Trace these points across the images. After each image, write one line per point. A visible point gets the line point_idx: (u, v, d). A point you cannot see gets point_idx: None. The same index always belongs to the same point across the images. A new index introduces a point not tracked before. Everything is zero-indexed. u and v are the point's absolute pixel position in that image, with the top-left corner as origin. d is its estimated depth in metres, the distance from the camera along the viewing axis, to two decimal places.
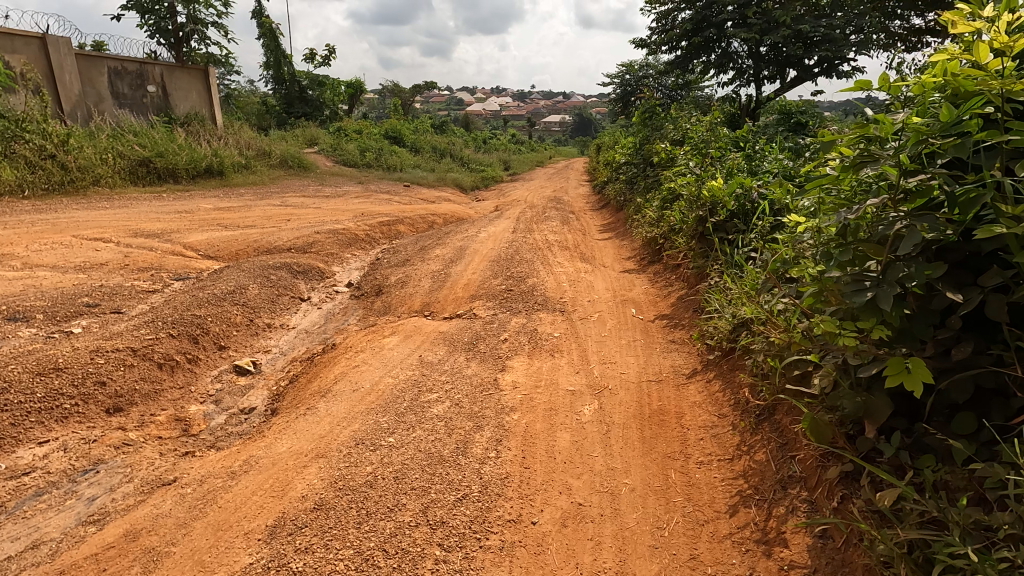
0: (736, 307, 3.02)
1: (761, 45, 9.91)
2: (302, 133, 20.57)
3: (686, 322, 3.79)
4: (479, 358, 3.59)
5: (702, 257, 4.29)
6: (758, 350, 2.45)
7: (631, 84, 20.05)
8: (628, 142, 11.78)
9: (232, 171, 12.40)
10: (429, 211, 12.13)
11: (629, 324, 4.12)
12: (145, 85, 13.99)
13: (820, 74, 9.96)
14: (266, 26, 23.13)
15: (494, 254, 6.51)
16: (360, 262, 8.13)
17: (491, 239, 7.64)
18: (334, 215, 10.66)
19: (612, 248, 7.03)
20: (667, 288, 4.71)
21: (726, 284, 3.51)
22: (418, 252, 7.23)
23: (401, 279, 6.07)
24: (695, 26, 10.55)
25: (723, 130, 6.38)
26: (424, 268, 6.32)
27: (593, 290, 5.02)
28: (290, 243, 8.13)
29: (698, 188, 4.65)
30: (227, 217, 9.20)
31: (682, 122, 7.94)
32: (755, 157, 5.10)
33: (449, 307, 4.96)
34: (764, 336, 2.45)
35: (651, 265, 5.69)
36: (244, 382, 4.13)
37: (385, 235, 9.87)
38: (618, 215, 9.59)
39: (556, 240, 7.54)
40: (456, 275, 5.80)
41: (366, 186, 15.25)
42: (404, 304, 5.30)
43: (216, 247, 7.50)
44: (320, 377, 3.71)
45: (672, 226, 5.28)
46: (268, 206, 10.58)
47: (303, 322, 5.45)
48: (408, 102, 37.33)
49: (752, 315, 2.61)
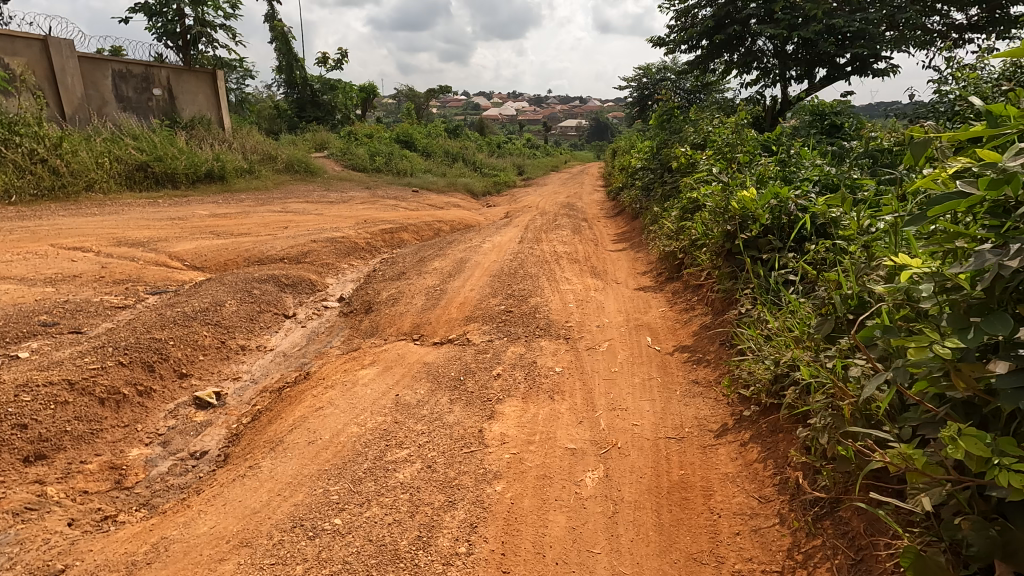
0: (779, 351, 2.45)
1: (788, 42, 9.26)
2: (312, 137, 20.30)
3: (712, 359, 3.20)
4: (465, 400, 3.03)
5: (728, 279, 3.71)
6: (817, 420, 1.89)
7: (648, 87, 19.44)
8: (644, 147, 11.19)
9: (234, 176, 12.06)
10: (435, 218, 11.66)
11: (644, 357, 3.53)
12: (150, 88, 13.76)
13: (853, 73, 9.27)
14: (278, 30, 23.00)
15: (497, 268, 5.97)
16: (356, 273, 7.65)
17: (495, 250, 7.11)
18: (335, 222, 10.22)
19: (627, 262, 6.44)
20: (688, 312, 4.12)
21: (763, 317, 2.93)
22: (416, 264, 6.73)
23: (393, 295, 5.55)
24: (717, 23, 9.94)
25: (749, 133, 5.78)
26: (420, 282, 5.81)
27: (603, 312, 4.45)
28: (283, 252, 7.69)
29: (724, 197, 4.05)
30: (221, 224, 8.82)
31: (704, 125, 7.33)
32: (790, 162, 4.50)
33: (440, 330, 4.43)
34: (827, 406, 1.89)
35: (669, 282, 5.10)
36: (202, 417, 3.62)
37: (386, 244, 9.41)
38: (634, 224, 8.99)
39: (566, 251, 6.99)
40: (453, 291, 5.27)
41: (374, 192, 14.84)
42: (393, 325, 4.79)
43: (204, 257, 7.09)
44: (281, 417, 3.19)
45: (694, 239, 4.71)
46: (267, 213, 10.19)
47: (284, 342, 4.96)
48: (423, 106, 37.12)
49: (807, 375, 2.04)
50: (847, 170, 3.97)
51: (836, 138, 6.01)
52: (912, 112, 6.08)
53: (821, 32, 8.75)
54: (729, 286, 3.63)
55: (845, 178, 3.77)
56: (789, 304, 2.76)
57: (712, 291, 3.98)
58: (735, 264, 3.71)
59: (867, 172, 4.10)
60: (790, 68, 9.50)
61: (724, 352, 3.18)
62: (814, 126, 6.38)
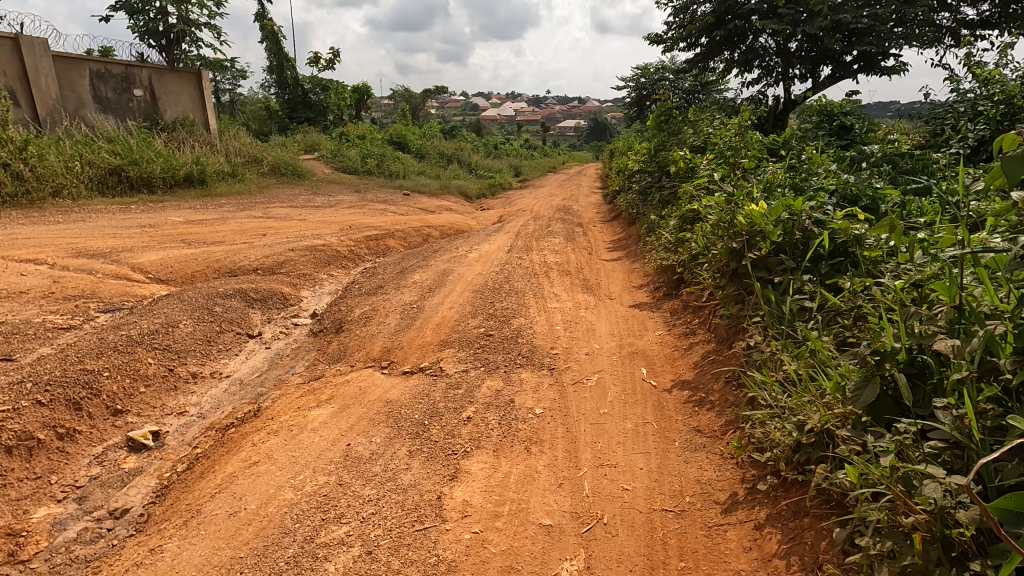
0: (806, 414, 2.00)
1: (791, 39, 8.83)
2: (302, 139, 19.85)
3: (717, 399, 2.75)
4: (427, 453, 2.58)
5: (734, 303, 3.26)
6: (869, 541, 1.51)
7: (646, 87, 19.07)
8: (642, 149, 10.75)
9: (215, 180, 11.62)
10: (424, 223, 11.21)
11: (638, 395, 3.08)
12: (131, 88, 13.30)
13: (860, 71, 8.83)
14: (269, 29, 22.56)
15: (480, 282, 5.53)
16: (335, 284, 7.20)
17: (481, 260, 6.67)
18: (318, 228, 9.76)
19: (622, 274, 5.99)
20: (689, 337, 3.67)
21: (778, 357, 2.49)
22: (396, 276, 6.27)
23: (365, 313, 5.10)
24: (717, 19, 9.50)
25: (754, 135, 5.34)
26: (398, 298, 5.36)
27: (594, 336, 4.00)
28: (257, 262, 7.23)
29: (728, 207, 3.57)
30: (195, 232, 8.38)
31: (704, 126, 6.88)
32: (801, 167, 4.05)
33: (412, 357, 3.97)
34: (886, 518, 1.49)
35: (667, 300, 4.66)
36: (131, 464, 3.17)
37: (370, 251, 8.96)
38: (631, 231, 8.53)
39: (557, 262, 6.55)
40: (431, 310, 4.82)
41: (363, 195, 14.37)
42: (362, 349, 4.34)
43: (170, 269, 6.64)
44: (213, 470, 2.74)
45: (694, 254, 4.27)
46: (247, 219, 9.75)
47: (243, 368, 4.50)
48: (419, 106, 36.66)
49: (853, 475, 1.61)
50: (865, 178, 3.55)
51: (845, 143, 5.59)
52: (928, 113, 5.64)
53: (826, 29, 8.31)
54: (736, 311, 3.17)
55: (866, 191, 3.34)
56: (813, 346, 2.33)
57: (716, 315, 3.53)
58: (742, 286, 3.25)
59: (887, 179, 3.67)
60: (794, 66, 9.06)
61: (731, 391, 2.73)
62: (821, 129, 5.95)
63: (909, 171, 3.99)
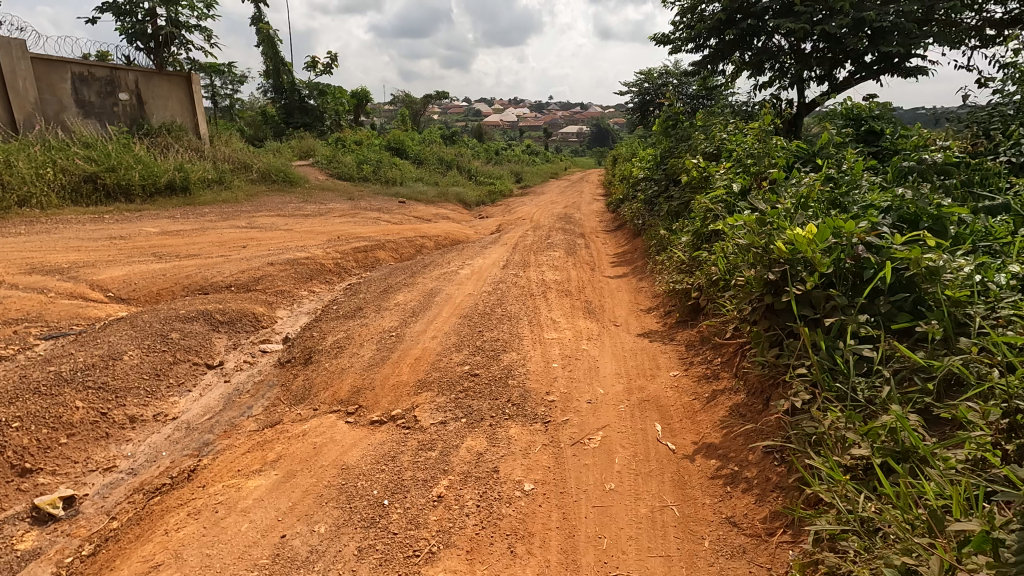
0: (915, 554, 1.41)
1: (807, 39, 8.26)
2: (297, 145, 19.38)
3: (756, 478, 2.15)
4: (380, 554, 1.99)
5: (769, 345, 2.67)
6: None
7: (650, 92, 18.58)
8: (647, 155, 10.17)
9: (199, 187, 11.09)
10: (418, 233, 10.66)
11: (652, 462, 2.48)
12: (116, 92, 12.82)
13: (881, 72, 8.24)
14: (265, 32, 22.13)
15: (470, 304, 4.95)
16: (315, 303, 6.62)
17: (473, 277, 6.09)
18: (304, 239, 9.20)
19: (629, 296, 5.40)
20: (712, 382, 3.07)
21: (844, 436, 1.88)
22: (378, 296, 5.70)
23: (339, 343, 4.51)
24: (728, 18, 8.94)
25: (777, 139, 4.76)
26: (377, 323, 4.78)
27: (597, 376, 3.40)
28: (230, 278, 6.65)
29: (760, 226, 2.91)
30: (168, 243, 7.83)
31: (717, 132, 6.30)
32: (841, 177, 3.44)
33: (383, 402, 3.37)
34: None
35: (680, 331, 4.08)
36: (29, 543, 2.60)
37: (357, 264, 8.40)
38: (637, 244, 7.94)
39: (556, 279, 5.97)
40: (411, 340, 4.23)
41: (356, 203, 13.85)
42: (329, 388, 3.76)
43: (133, 286, 6.09)
44: (112, 567, 2.16)
45: (714, 280, 3.67)
46: (228, 229, 9.20)
47: (192, 409, 3.91)
48: (419, 111, 36.21)
49: None
50: (924, 191, 2.94)
51: (875, 150, 5.03)
52: (969, 117, 5.05)
53: (847, 27, 7.72)
54: (772, 358, 2.57)
55: (933, 211, 2.72)
56: (898, 426, 1.75)
57: (746, 357, 2.93)
58: (781, 326, 2.64)
59: (950, 195, 3.07)
60: (810, 68, 8.49)
61: (772, 468, 2.14)
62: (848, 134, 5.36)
63: (969, 183, 3.40)
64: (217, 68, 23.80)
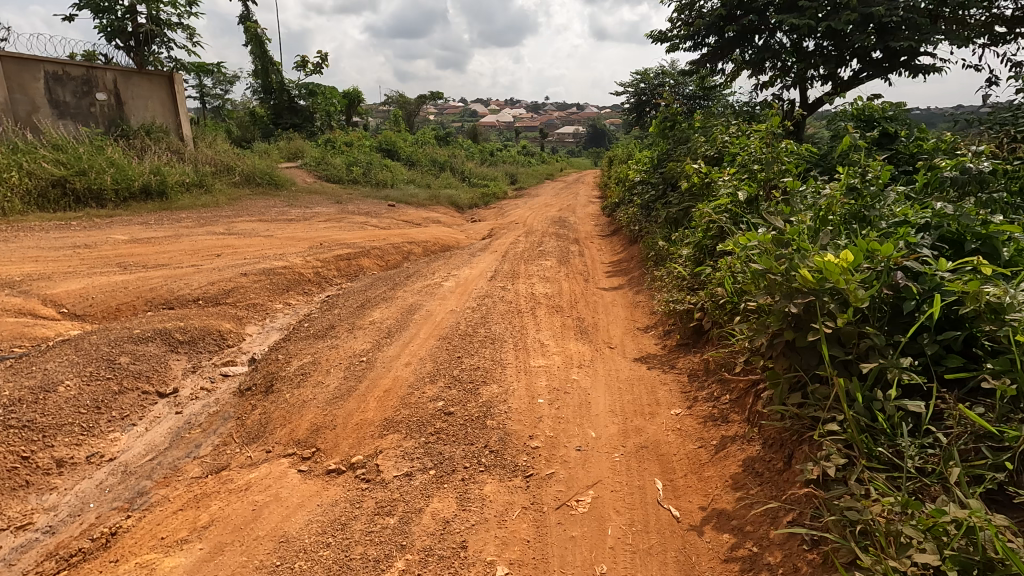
0: None
1: (811, 36, 7.88)
2: (285, 146, 18.93)
3: (781, 566, 1.74)
4: None
5: (789, 389, 2.27)
6: None
7: (646, 93, 18.21)
8: (643, 158, 9.77)
9: (177, 191, 10.65)
10: (406, 238, 10.25)
11: (653, 534, 2.07)
12: (93, 92, 12.34)
13: (888, 71, 7.85)
14: (253, 31, 21.63)
15: (451, 323, 4.54)
16: (289, 318, 6.18)
17: (458, 290, 5.67)
18: (284, 247, 8.75)
19: (625, 313, 4.98)
20: (720, 425, 2.66)
21: (901, 529, 1.48)
22: (354, 312, 5.27)
23: (304, 368, 4.07)
24: (728, 14, 8.56)
25: (786, 143, 4.36)
26: (349, 345, 4.34)
27: (589, 415, 2.97)
28: (198, 291, 6.20)
29: (776, 246, 2.47)
30: (137, 252, 7.38)
31: (719, 134, 5.90)
32: (866, 186, 3.01)
33: (343, 446, 2.94)
34: None
35: (682, 357, 3.67)
36: None
37: (339, 273, 7.98)
38: (633, 252, 7.53)
39: (546, 292, 5.57)
40: (383, 367, 3.80)
41: (343, 206, 13.41)
42: (287, 425, 3.33)
43: (91, 301, 5.65)
44: None
45: (722, 304, 3.26)
46: (204, 235, 8.76)
47: (133, 448, 3.47)
48: (413, 111, 35.69)
49: None
50: (966, 204, 2.53)
51: (890, 155, 4.65)
52: (993, 117, 4.66)
53: (854, 23, 7.34)
54: (794, 407, 2.16)
55: (981, 229, 2.30)
56: (976, 525, 1.35)
57: (762, 399, 2.52)
58: (806, 367, 2.22)
59: (994, 207, 2.65)
60: (814, 67, 8.10)
61: (801, 554, 1.73)
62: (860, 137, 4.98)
63: (1010, 192, 2.99)
64: (204, 67, 23.28)
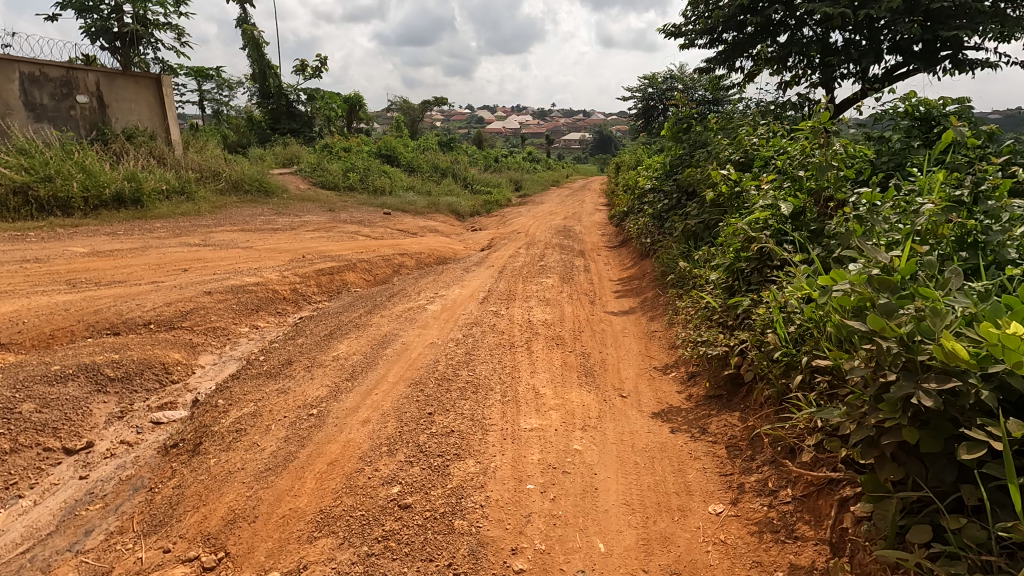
0: None
1: (844, 28, 7.09)
2: (281, 152, 18.30)
3: None
4: None
5: (902, 513, 1.49)
6: None
7: (655, 97, 17.43)
8: (654, 164, 8.99)
9: (154, 198, 9.97)
10: (398, 249, 9.49)
11: None
12: (73, 94, 11.70)
13: (932, 66, 7.01)
14: (249, 33, 21.06)
15: (428, 362, 3.75)
16: (253, 344, 5.41)
17: (443, 315, 4.89)
18: (262, 260, 8.00)
19: (639, 348, 4.16)
20: (785, 542, 1.85)
21: None
22: (320, 342, 4.50)
23: (242, 419, 3.28)
24: (749, 6, 7.79)
25: (840, 142, 3.56)
26: (302, 389, 3.55)
27: (595, 512, 2.17)
28: (150, 313, 5.44)
29: (877, 288, 1.67)
30: (94, 267, 6.66)
31: (746, 135, 5.11)
32: (975, 200, 2.22)
33: (258, 553, 2.15)
34: None
35: (714, 417, 2.86)
36: None
37: (319, 290, 7.22)
38: (645, 268, 6.72)
39: (546, 319, 4.78)
40: (334, 424, 3.00)
41: (336, 214, 12.71)
42: (198, 509, 2.54)
43: (21, 326, 4.91)
44: None
45: (773, 354, 2.47)
46: (176, 247, 8.04)
47: (7, 532, 2.70)
48: (417, 118, 35.10)
49: None
50: None
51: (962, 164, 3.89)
52: None
53: (893, 12, 6.51)
54: (924, 553, 1.37)
55: None
56: None
57: (851, 512, 1.72)
58: (938, 482, 1.42)
59: None
60: (847, 62, 7.30)
61: None
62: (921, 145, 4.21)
63: None
64: (201, 71, 22.76)
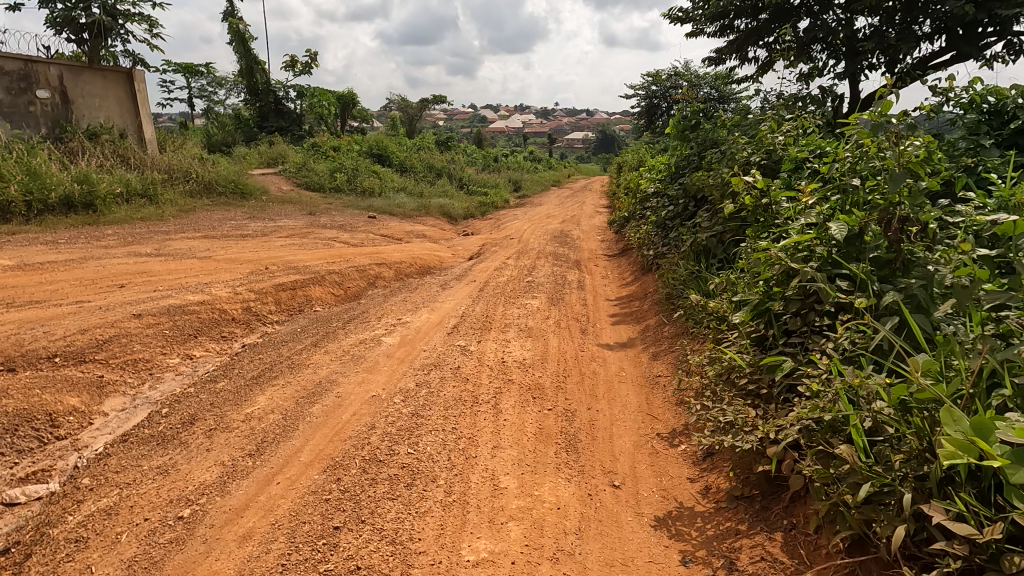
0: None
1: (875, 11, 6.17)
2: (266, 151, 17.45)
3: None
4: None
5: None
6: None
7: (658, 95, 16.50)
8: (657, 166, 8.08)
9: (110, 202, 9.12)
10: (375, 258, 8.61)
11: None
12: (32, 89, 10.80)
13: (975, 54, 6.09)
14: (235, 28, 20.17)
15: (358, 429, 2.85)
16: (178, 382, 4.53)
17: (400, 351, 4.00)
18: (217, 272, 7.13)
19: (638, 402, 3.25)
20: None
21: None
22: (241, 390, 3.61)
23: (91, 520, 2.39)
24: None
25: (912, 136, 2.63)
26: (187, 469, 2.66)
27: None
28: (57, 343, 4.56)
29: None
30: (11, 284, 5.77)
31: (769, 133, 4.21)
32: None
33: None
34: None
35: (742, 540, 1.96)
36: None
37: (274, 309, 6.32)
38: (647, 286, 5.83)
39: (524, 356, 3.89)
40: (202, 542, 2.11)
41: (315, 218, 11.83)
42: None
43: None
44: None
45: (845, 476, 1.59)
46: (120, 258, 7.16)
47: None
48: (415, 116, 34.08)
49: None
50: None
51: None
52: None
53: None
54: None
55: None
56: None
57: None
58: None
59: None
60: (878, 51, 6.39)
61: None
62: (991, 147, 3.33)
63: None
64: (186, 67, 21.87)
